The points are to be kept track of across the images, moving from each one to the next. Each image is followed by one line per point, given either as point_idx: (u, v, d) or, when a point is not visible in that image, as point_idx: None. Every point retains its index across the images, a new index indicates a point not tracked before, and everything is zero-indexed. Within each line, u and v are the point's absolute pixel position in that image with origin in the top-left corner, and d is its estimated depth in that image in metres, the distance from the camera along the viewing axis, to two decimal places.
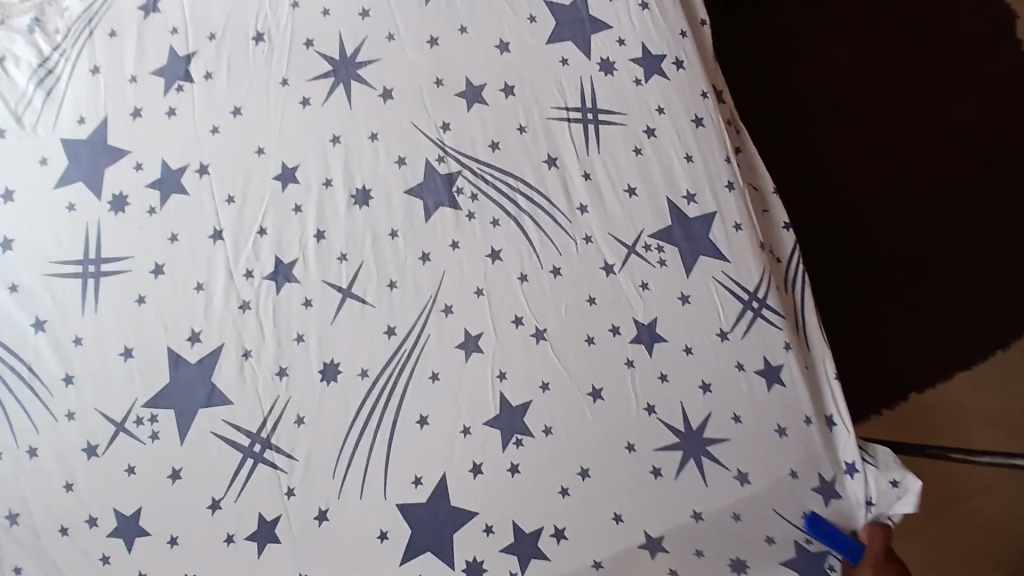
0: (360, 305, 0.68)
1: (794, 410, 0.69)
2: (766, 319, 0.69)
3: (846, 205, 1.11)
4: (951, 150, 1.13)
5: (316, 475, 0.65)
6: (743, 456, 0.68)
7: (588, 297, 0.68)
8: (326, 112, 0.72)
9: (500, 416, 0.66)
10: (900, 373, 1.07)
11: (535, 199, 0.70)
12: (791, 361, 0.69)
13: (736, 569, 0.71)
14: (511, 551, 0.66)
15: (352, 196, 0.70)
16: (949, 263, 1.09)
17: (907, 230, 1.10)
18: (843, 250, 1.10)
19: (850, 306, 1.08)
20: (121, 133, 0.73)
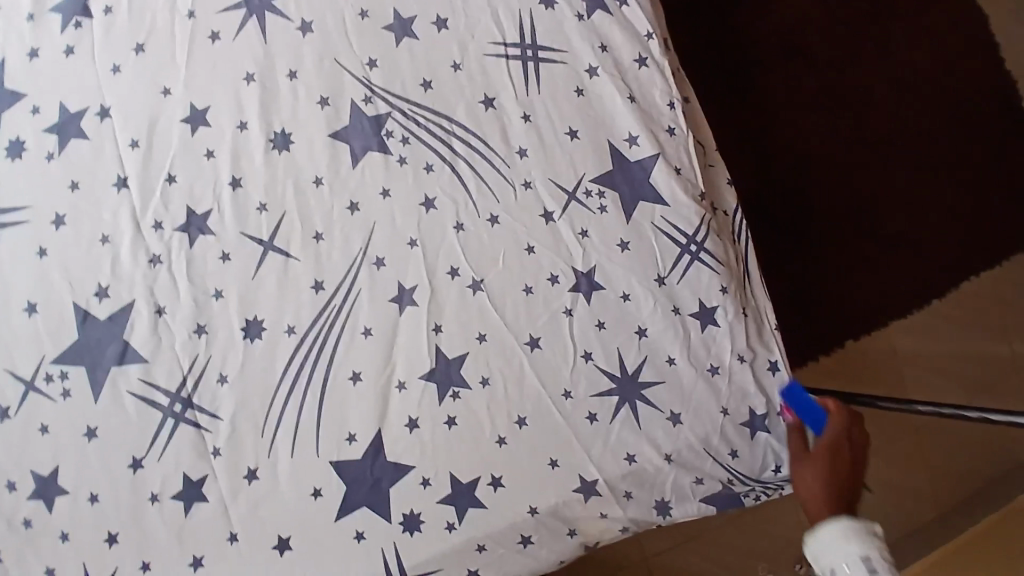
0: (285, 259, 0.64)
1: (729, 350, 0.70)
2: (704, 262, 0.69)
3: (788, 161, 1.15)
4: (890, 112, 1.19)
5: (243, 435, 0.63)
6: (678, 398, 0.69)
7: (527, 246, 0.66)
8: (238, 46, 0.65)
9: (436, 370, 0.64)
10: (834, 321, 1.12)
11: (473, 144, 0.66)
12: (726, 304, 0.70)
13: (660, 512, 0.72)
14: (448, 503, 0.65)
15: (271, 140, 0.65)
16: (883, 220, 1.15)
17: (844, 187, 1.15)
18: (782, 203, 1.14)
19: (785, 253, 1.12)
20: (19, 74, 0.65)
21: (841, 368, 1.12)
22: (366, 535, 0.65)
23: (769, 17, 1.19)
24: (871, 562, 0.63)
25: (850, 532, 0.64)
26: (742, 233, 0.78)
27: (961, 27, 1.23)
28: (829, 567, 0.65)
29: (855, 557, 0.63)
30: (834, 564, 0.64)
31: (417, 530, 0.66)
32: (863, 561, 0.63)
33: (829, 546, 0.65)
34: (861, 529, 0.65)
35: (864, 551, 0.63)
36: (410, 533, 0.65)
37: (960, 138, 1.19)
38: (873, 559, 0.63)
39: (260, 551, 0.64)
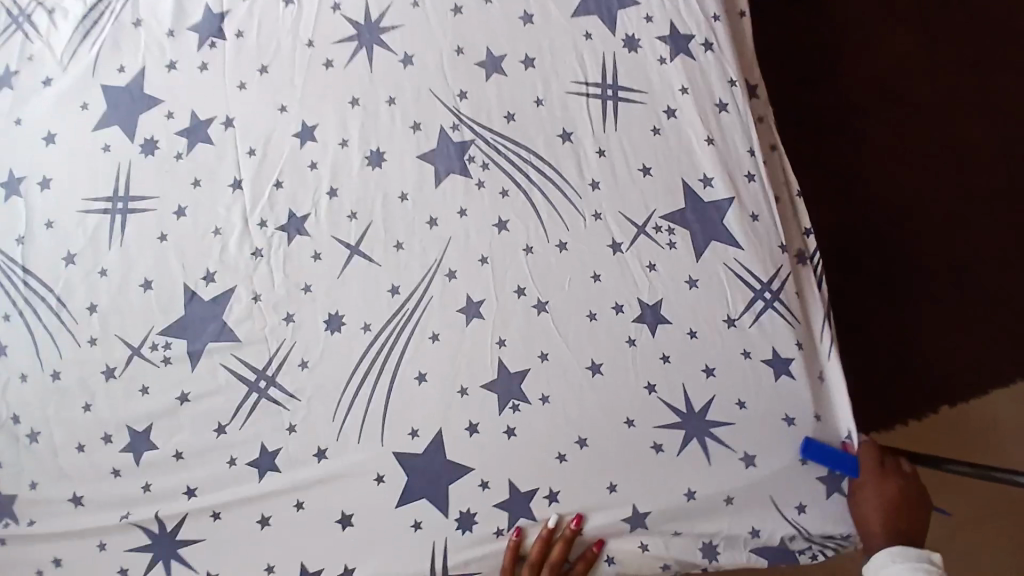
0: (368, 263, 0.71)
1: (802, 403, 0.69)
2: (777, 312, 0.69)
3: (880, 211, 1.12)
4: (965, 164, 1.14)
5: (316, 417, 0.70)
6: (749, 440, 0.68)
7: (593, 274, 0.70)
8: (348, 74, 0.74)
9: (497, 380, 0.68)
10: (913, 381, 1.07)
11: (547, 172, 0.71)
12: (800, 358, 0.69)
13: (708, 556, 0.70)
14: (502, 508, 0.68)
15: (366, 157, 0.72)
16: (989, 287, 1.09)
17: (945, 248, 1.11)
18: (867, 254, 1.11)
19: (864, 303, 1.09)
20: (156, 83, 0.76)
21: (922, 434, 1.06)
22: (423, 525, 0.68)
23: (852, 64, 1.19)
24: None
25: (898, 557, 0.66)
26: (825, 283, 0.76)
27: None
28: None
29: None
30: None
31: (469, 529, 0.68)
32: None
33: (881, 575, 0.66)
34: (912, 555, 0.66)
35: (914, 575, 0.64)
36: (463, 531, 0.68)
37: None
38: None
39: (324, 523, 0.69)
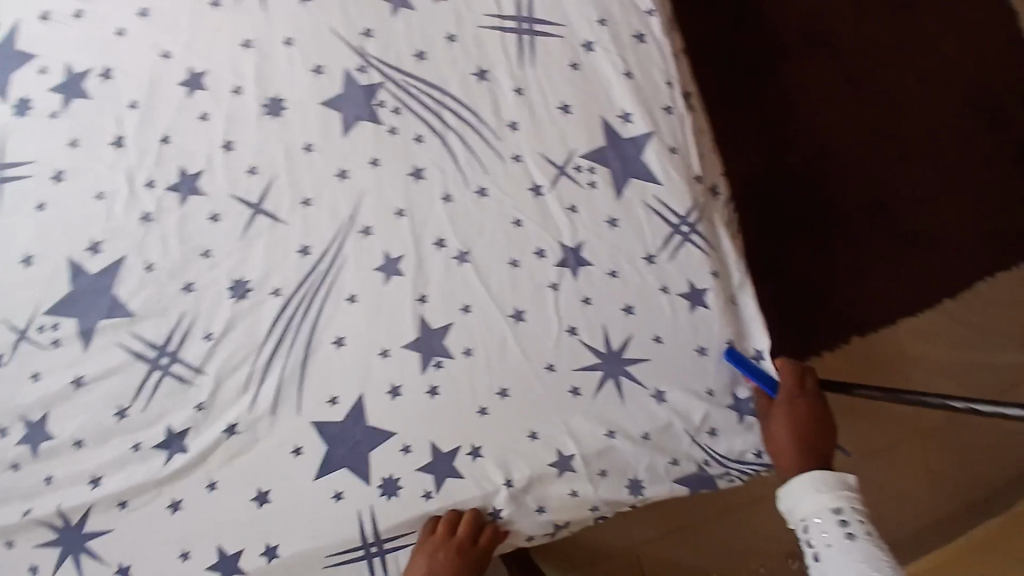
0: (272, 222, 0.64)
1: (716, 331, 0.69)
2: (693, 243, 0.69)
3: (817, 154, 1.13)
4: (896, 105, 1.16)
5: (224, 391, 0.64)
6: (665, 374, 0.68)
7: (515, 219, 0.67)
8: (239, 14, 0.66)
9: (420, 339, 0.65)
10: (845, 315, 1.09)
11: (464, 115, 0.67)
12: (715, 287, 0.69)
13: (633, 491, 0.71)
14: (426, 470, 0.66)
15: (264, 105, 0.66)
16: (907, 231, 1.11)
17: (878, 188, 1.13)
18: (795, 199, 1.11)
19: (791, 246, 1.10)
20: (34, 38, 0.66)
21: (841, 369, 1.09)
22: (344, 495, 0.65)
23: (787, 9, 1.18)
24: (841, 513, 0.66)
25: (821, 485, 0.67)
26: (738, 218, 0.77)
27: (971, 14, 1.19)
28: (801, 518, 0.68)
29: (822, 507, 0.66)
30: (805, 516, 0.67)
31: (395, 494, 0.66)
32: (833, 511, 0.66)
33: (801, 498, 0.68)
34: (833, 481, 0.67)
35: (834, 502, 0.66)
36: (387, 497, 0.66)
37: (980, 128, 1.16)
38: (844, 510, 0.66)
39: (240, 500, 0.65)
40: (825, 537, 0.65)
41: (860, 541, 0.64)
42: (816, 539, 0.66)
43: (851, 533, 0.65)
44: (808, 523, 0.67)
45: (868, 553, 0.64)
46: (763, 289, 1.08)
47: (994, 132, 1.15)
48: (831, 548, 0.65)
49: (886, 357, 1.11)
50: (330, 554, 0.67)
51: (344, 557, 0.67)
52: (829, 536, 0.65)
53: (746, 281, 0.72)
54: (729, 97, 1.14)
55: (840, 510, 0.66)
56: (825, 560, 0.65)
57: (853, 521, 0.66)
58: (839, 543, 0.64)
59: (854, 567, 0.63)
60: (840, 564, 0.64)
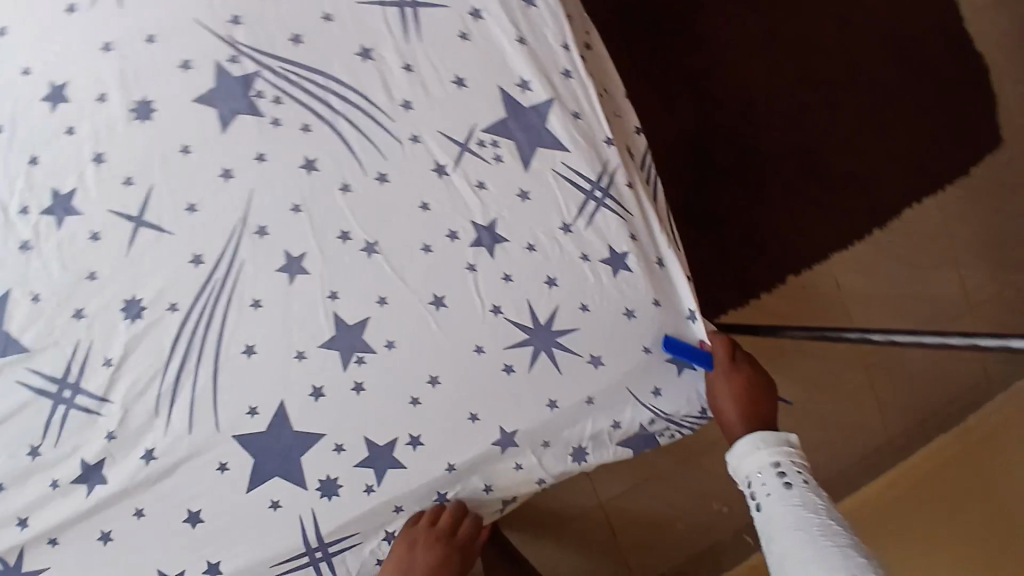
0: (157, 234, 0.61)
1: (641, 293, 0.68)
2: (608, 209, 0.67)
3: (736, 103, 1.15)
4: (809, 44, 1.17)
5: (134, 416, 0.62)
6: (596, 342, 0.67)
7: (422, 203, 0.65)
8: (95, 17, 0.61)
9: (337, 336, 0.63)
10: (774, 258, 1.13)
11: (351, 98, 0.64)
12: (636, 251, 0.68)
13: (578, 459, 0.72)
14: (365, 466, 0.64)
15: (132, 110, 0.61)
16: (826, 171, 1.15)
17: (797, 131, 1.15)
18: (718, 156, 1.14)
19: (719, 204, 1.13)
20: None
21: (775, 313, 1.14)
22: (281, 504, 0.63)
23: None
24: (779, 465, 0.65)
25: (760, 440, 0.67)
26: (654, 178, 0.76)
27: None
28: (743, 472, 0.67)
29: (761, 460, 0.66)
30: (747, 472, 0.67)
31: (336, 494, 0.64)
32: (772, 465, 0.65)
33: (741, 455, 0.67)
34: (772, 437, 0.67)
35: (773, 456, 0.66)
36: (330, 498, 0.64)
37: (888, 59, 1.18)
38: (782, 463, 0.65)
39: (172, 523, 0.63)
40: (764, 488, 0.65)
41: (798, 490, 0.63)
42: (757, 491, 0.65)
43: (788, 483, 0.64)
44: (750, 479, 0.67)
45: (806, 501, 0.62)
46: (692, 241, 1.12)
47: (902, 64, 1.18)
48: (770, 497, 0.64)
49: (820, 298, 1.15)
50: (276, 563, 0.65)
51: (289, 565, 0.66)
52: (768, 488, 0.64)
53: (667, 241, 0.71)
54: (647, 52, 1.14)
55: (778, 463, 0.65)
56: (765, 511, 0.64)
57: (792, 473, 0.65)
58: (778, 493, 0.63)
59: (791, 515, 0.62)
60: (779, 514, 0.62)
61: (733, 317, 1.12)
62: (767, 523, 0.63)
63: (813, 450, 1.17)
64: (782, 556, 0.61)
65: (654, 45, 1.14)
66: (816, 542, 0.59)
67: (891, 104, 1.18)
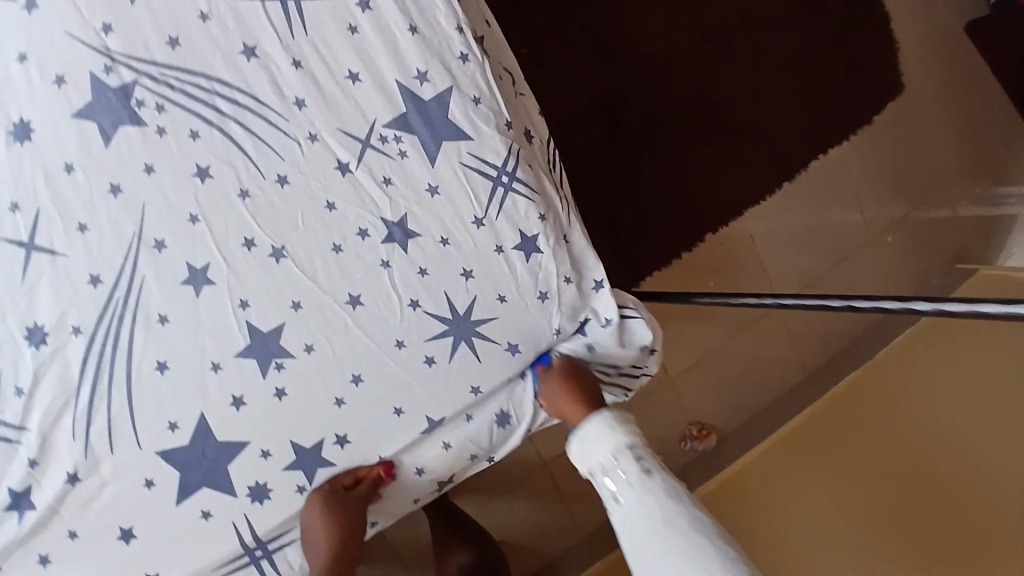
0: (51, 257, 0.60)
1: (553, 274, 0.70)
2: (516, 193, 0.68)
3: (654, 73, 1.18)
4: (718, 9, 1.21)
5: (55, 441, 0.62)
6: (513, 328, 0.70)
7: (327, 204, 0.64)
8: None
9: (253, 344, 0.63)
10: (699, 222, 1.18)
11: (240, 100, 0.63)
12: (547, 232, 0.69)
13: (501, 425, 0.74)
14: (293, 467, 0.65)
15: (10, 132, 0.59)
16: (740, 130, 1.20)
17: (711, 98, 1.20)
18: (639, 119, 1.17)
19: (640, 167, 1.17)
20: None
21: (696, 268, 1.18)
22: (213, 513, 0.64)
23: None
24: (635, 450, 0.67)
25: (615, 424, 0.67)
26: (556, 161, 0.78)
27: None
28: (600, 461, 0.67)
29: (619, 447, 0.66)
30: (603, 458, 0.67)
31: (267, 497, 0.65)
32: (630, 449, 0.67)
33: (600, 440, 0.67)
34: (624, 421, 0.69)
35: (630, 440, 0.67)
36: (260, 502, 0.65)
37: (795, 19, 1.23)
38: (638, 447, 0.67)
39: (107, 542, 0.64)
40: (625, 476, 0.65)
41: (655, 474, 0.65)
42: (616, 480, 0.66)
43: (647, 470, 0.65)
44: (607, 465, 0.67)
45: (664, 485, 0.65)
46: (621, 210, 1.15)
47: (807, 23, 1.23)
48: (631, 486, 0.65)
49: (733, 252, 1.19)
50: (217, 567, 0.66)
51: (229, 568, 0.67)
52: (628, 475, 0.65)
53: (574, 220, 0.73)
54: (563, 28, 1.15)
55: (635, 448, 0.67)
56: (627, 502, 0.65)
57: (646, 455, 0.67)
58: (638, 480, 0.65)
59: (650, 500, 0.64)
60: (642, 504, 0.64)
61: (652, 281, 1.16)
62: (630, 514, 0.64)
63: (728, 395, 1.23)
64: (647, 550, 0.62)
65: (565, 8, 1.16)
66: (677, 519, 0.62)
67: (799, 59, 1.23)
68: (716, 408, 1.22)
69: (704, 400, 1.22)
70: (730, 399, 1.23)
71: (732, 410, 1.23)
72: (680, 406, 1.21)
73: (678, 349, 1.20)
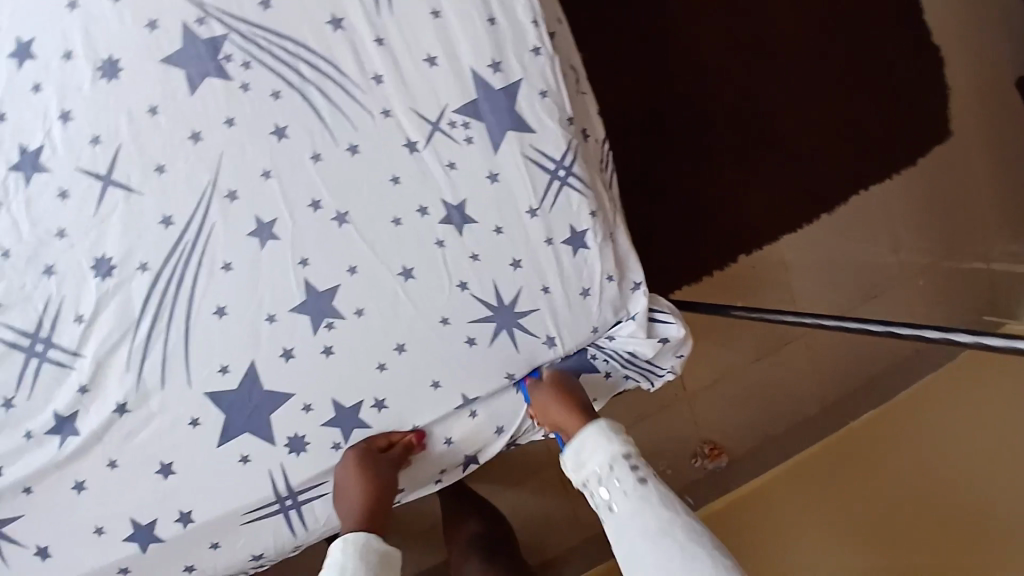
0: (125, 194, 0.62)
1: (596, 271, 0.72)
2: (571, 188, 0.70)
3: (699, 91, 1.21)
4: (767, 36, 1.24)
5: (107, 371, 0.64)
6: (552, 322, 0.72)
7: (391, 177, 0.67)
8: None
9: (307, 301, 0.65)
10: (728, 241, 1.20)
11: (322, 68, 0.65)
12: (596, 228, 0.71)
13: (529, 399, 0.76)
14: (331, 424, 0.68)
15: (97, 69, 0.61)
16: (776, 156, 1.22)
17: (752, 120, 1.22)
18: (681, 131, 1.20)
19: (676, 177, 1.19)
20: None
21: (723, 286, 1.20)
22: (251, 458, 0.67)
23: None
24: (630, 458, 0.69)
25: (609, 433, 0.70)
26: (607, 161, 0.80)
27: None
28: (593, 470, 0.69)
29: (614, 455, 0.69)
30: (597, 467, 0.69)
31: (303, 450, 0.68)
32: (624, 458, 0.69)
33: (593, 451, 0.70)
34: (618, 430, 0.71)
35: (625, 448, 0.69)
36: (297, 453, 0.68)
37: (839, 55, 1.26)
38: (632, 455, 0.69)
39: (144, 475, 0.66)
40: (619, 485, 0.67)
41: (649, 481, 0.68)
42: (610, 489, 0.68)
43: (641, 478, 0.68)
44: (601, 474, 0.69)
45: (657, 490, 0.67)
46: (654, 219, 1.17)
47: (851, 59, 1.26)
48: (624, 494, 0.67)
49: (765, 271, 1.22)
50: (246, 512, 0.68)
51: (258, 513, 0.69)
52: (622, 484, 0.67)
53: (619, 220, 0.75)
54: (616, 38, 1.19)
55: (629, 456, 0.69)
56: (621, 508, 0.67)
57: (640, 463, 0.69)
58: (630, 488, 0.67)
59: (645, 508, 0.66)
60: (635, 509, 0.66)
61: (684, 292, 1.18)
62: (623, 519, 0.66)
63: (748, 417, 1.25)
64: (641, 556, 0.64)
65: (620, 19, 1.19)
66: (672, 529, 0.64)
67: (841, 92, 1.25)
68: (731, 430, 1.25)
69: (725, 421, 1.25)
70: (749, 419, 1.25)
71: (747, 433, 1.25)
72: (696, 422, 1.23)
73: (698, 363, 1.24)
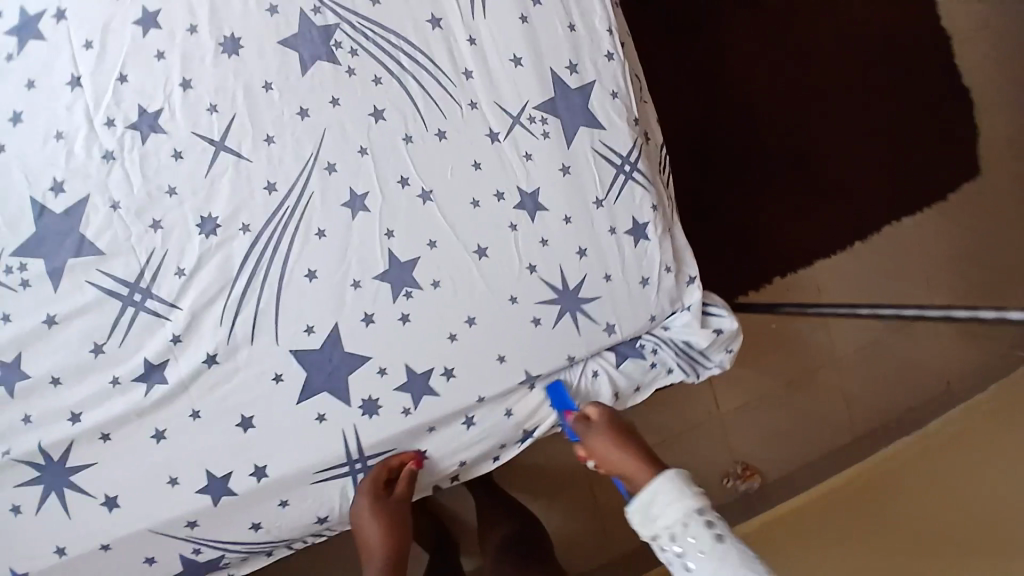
0: (235, 159, 0.67)
1: (655, 261, 0.77)
2: (636, 182, 0.76)
3: (738, 114, 1.27)
4: (802, 67, 1.31)
5: (201, 322, 0.68)
6: (612, 310, 0.76)
7: (474, 163, 0.72)
8: None
9: (389, 270, 0.70)
10: (761, 256, 1.25)
11: (419, 60, 0.71)
12: (656, 221, 0.77)
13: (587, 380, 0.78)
14: (403, 390, 0.71)
15: (220, 45, 0.67)
16: (807, 179, 1.29)
17: (784, 144, 1.29)
18: (720, 150, 1.26)
19: (714, 192, 1.25)
20: None
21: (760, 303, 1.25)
22: (326, 417, 0.70)
23: None
24: (704, 514, 0.61)
25: (678, 485, 0.63)
26: (665, 166, 0.86)
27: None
28: (664, 528, 0.61)
29: (686, 510, 0.61)
30: (668, 524, 0.61)
31: (375, 413, 0.71)
32: (697, 513, 0.61)
33: (662, 505, 0.62)
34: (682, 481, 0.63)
35: (696, 503, 0.61)
36: (369, 416, 0.71)
37: (869, 89, 1.33)
38: (707, 511, 0.61)
39: (223, 427, 0.69)
40: (694, 543, 0.59)
41: (727, 539, 0.59)
42: (683, 548, 0.60)
43: (717, 535, 0.59)
44: (672, 532, 0.61)
45: (738, 548, 0.59)
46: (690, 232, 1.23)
47: (879, 94, 1.34)
48: (701, 555, 0.59)
49: (800, 288, 1.27)
50: (317, 471, 0.71)
51: (329, 474, 0.71)
52: (698, 542, 0.59)
53: (675, 218, 0.81)
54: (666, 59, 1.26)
55: (703, 513, 0.61)
56: (699, 568, 0.59)
57: (716, 521, 0.61)
58: (707, 549, 0.59)
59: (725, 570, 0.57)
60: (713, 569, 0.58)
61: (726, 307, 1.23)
62: None
63: (782, 443, 1.28)
64: None
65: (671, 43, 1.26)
66: None
67: (869, 124, 1.33)
68: (766, 453, 1.27)
69: (759, 444, 1.27)
70: (782, 445, 1.28)
71: (781, 459, 1.28)
72: (729, 441, 1.26)
73: (737, 383, 1.27)
